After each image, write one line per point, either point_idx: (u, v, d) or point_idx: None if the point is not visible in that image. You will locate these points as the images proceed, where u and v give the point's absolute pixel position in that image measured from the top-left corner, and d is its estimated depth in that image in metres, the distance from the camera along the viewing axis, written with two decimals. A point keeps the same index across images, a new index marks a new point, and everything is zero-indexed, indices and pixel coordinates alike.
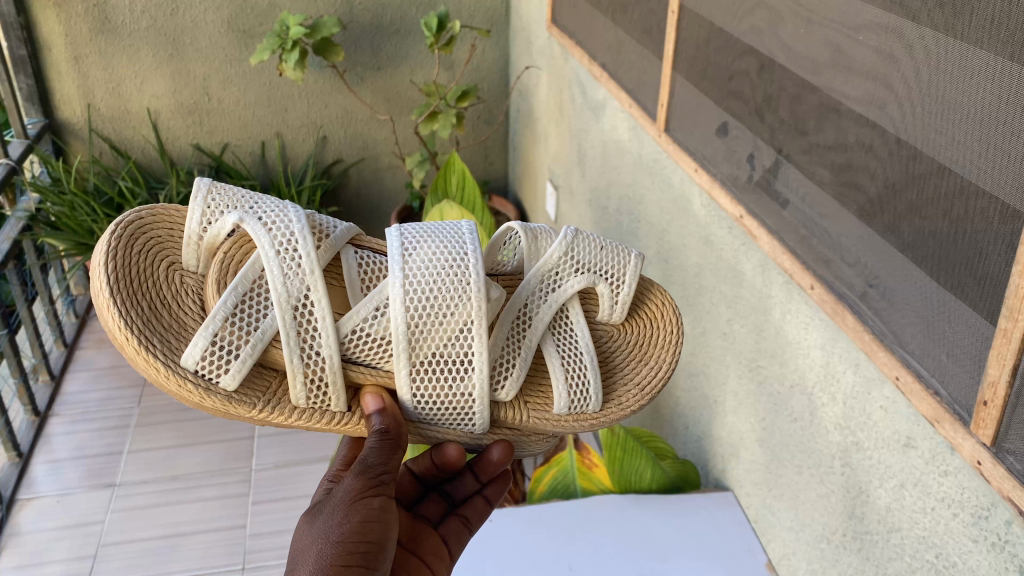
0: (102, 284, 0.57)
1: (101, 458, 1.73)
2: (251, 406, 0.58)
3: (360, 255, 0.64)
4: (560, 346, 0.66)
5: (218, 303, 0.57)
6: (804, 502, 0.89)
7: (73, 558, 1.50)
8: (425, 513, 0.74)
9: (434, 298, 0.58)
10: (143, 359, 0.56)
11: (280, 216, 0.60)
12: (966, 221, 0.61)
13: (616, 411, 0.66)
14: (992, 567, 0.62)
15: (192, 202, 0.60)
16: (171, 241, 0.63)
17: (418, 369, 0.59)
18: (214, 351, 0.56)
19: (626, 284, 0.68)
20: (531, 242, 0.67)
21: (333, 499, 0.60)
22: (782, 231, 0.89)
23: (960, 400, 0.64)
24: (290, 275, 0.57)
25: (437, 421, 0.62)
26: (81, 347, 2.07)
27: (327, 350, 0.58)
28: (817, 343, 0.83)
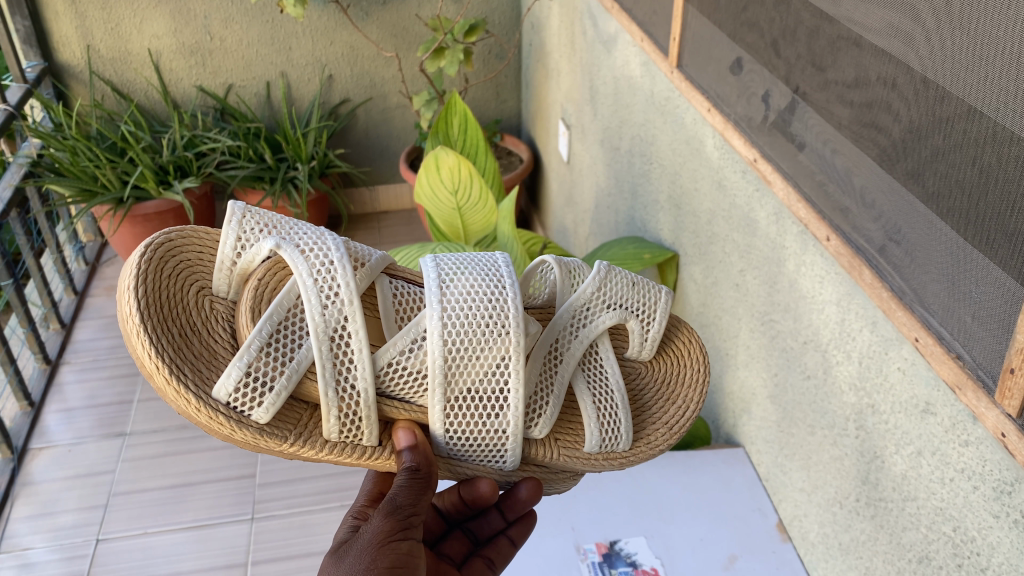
0: (131, 308, 0.56)
1: (112, 407, 1.73)
2: (282, 439, 0.57)
3: (395, 286, 0.64)
4: (590, 383, 0.66)
5: (255, 331, 0.56)
6: (816, 464, 0.85)
7: (85, 508, 1.50)
8: (449, 551, 0.76)
9: (471, 334, 0.58)
10: (174, 391, 0.54)
11: (318, 244, 0.59)
12: (997, 170, 0.55)
13: (644, 451, 0.66)
14: (1015, 546, 0.58)
15: (227, 225, 0.59)
16: (200, 264, 0.62)
17: (452, 405, 0.59)
18: (248, 383, 0.55)
19: (656, 320, 0.68)
20: (565, 276, 0.67)
21: (360, 542, 0.59)
22: (797, 177, 0.83)
23: (984, 365, 0.59)
24: (329, 306, 0.56)
25: (466, 456, 0.61)
26: (92, 294, 2.06)
27: (363, 384, 0.57)
28: (831, 298, 0.78)
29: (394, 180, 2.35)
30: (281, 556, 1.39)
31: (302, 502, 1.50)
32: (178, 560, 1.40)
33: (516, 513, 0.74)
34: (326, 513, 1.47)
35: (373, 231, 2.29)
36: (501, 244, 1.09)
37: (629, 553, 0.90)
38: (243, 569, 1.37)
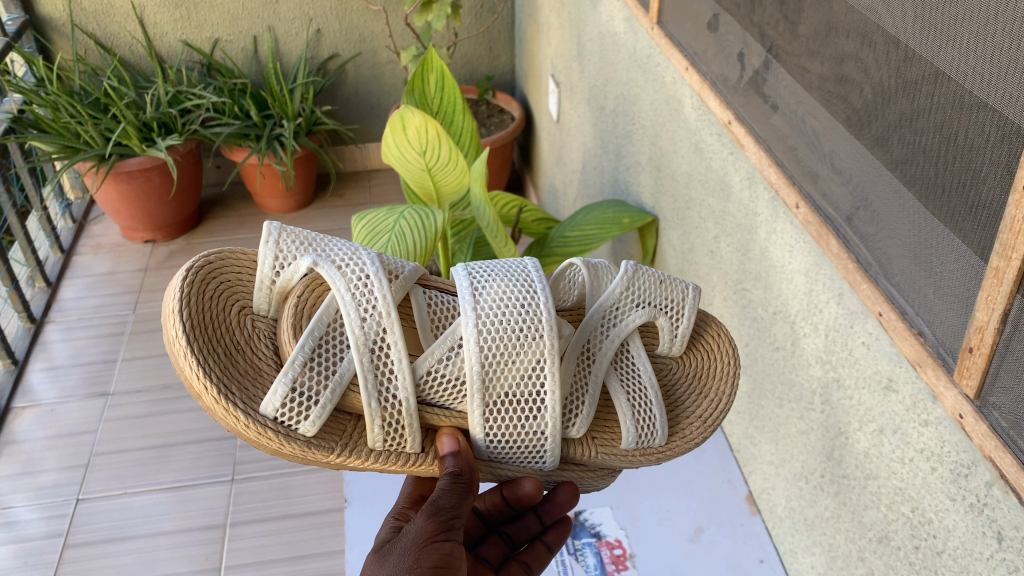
0: (177, 331, 0.53)
1: (95, 366, 1.72)
2: (329, 450, 0.54)
3: (428, 295, 0.61)
4: (624, 383, 0.62)
5: (296, 347, 0.53)
6: (784, 436, 0.82)
7: (66, 467, 1.50)
8: (486, 555, 0.71)
9: (506, 340, 0.55)
10: (223, 410, 0.52)
11: (353, 257, 0.56)
12: (962, 138, 0.51)
13: (679, 445, 0.62)
14: (970, 530, 0.55)
15: (265, 245, 0.56)
16: (240, 283, 0.60)
17: (491, 410, 0.56)
18: (294, 398, 0.53)
19: (686, 317, 0.64)
20: (592, 276, 0.63)
21: (403, 541, 0.57)
22: (770, 140, 0.79)
23: (945, 342, 0.56)
24: (367, 317, 0.54)
25: (508, 459, 0.58)
26: (79, 252, 2.05)
27: (404, 393, 0.54)
28: (801, 268, 0.75)
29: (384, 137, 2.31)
30: (260, 517, 1.39)
31: (283, 463, 1.49)
32: (157, 521, 1.39)
33: (555, 518, 0.70)
34: (306, 474, 1.47)
35: (363, 189, 2.26)
36: (476, 210, 1.05)
37: (594, 524, 0.91)
38: (221, 530, 1.38)
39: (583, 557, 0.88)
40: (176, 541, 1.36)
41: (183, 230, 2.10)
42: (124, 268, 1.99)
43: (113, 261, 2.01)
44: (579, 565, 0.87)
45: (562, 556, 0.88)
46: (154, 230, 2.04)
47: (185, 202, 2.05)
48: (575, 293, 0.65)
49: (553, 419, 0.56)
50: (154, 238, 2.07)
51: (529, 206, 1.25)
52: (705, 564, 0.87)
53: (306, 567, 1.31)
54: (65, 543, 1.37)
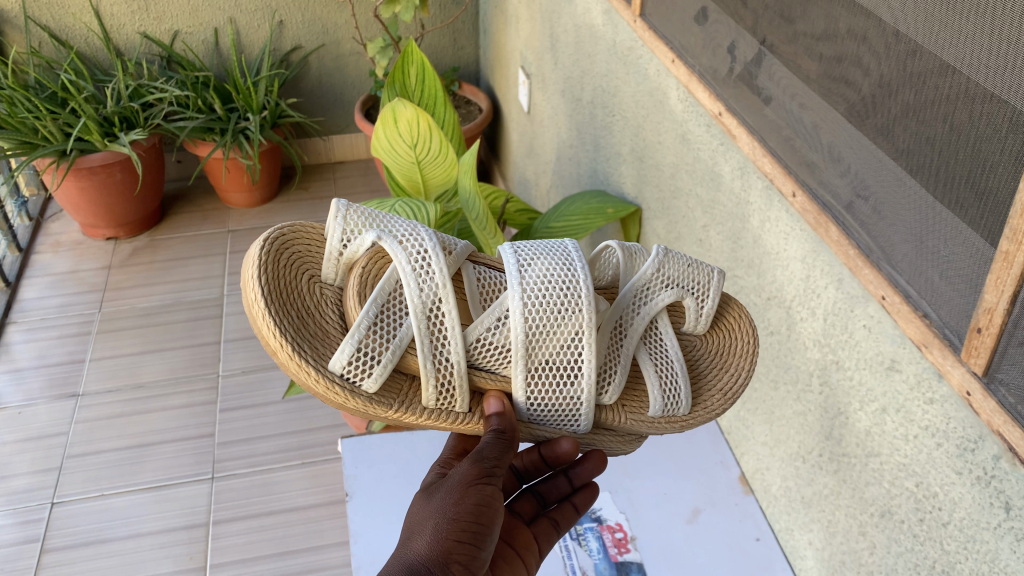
0: (256, 293, 0.56)
1: (62, 367, 1.68)
2: (388, 407, 0.57)
3: (477, 272, 0.61)
4: (653, 357, 0.63)
5: (362, 312, 0.56)
6: (779, 419, 0.85)
7: (38, 471, 1.47)
8: (519, 509, 0.71)
9: (549, 312, 0.57)
10: (295, 366, 0.54)
11: (412, 232, 0.58)
12: (969, 130, 0.54)
13: (701, 416, 0.64)
14: (976, 501, 0.58)
15: (334, 220, 0.58)
16: (310, 253, 0.61)
17: (533, 375, 0.58)
18: (359, 357, 0.55)
19: (712, 298, 0.65)
20: (625, 258, 0.65)
21: (448, 481, 0.60)
22: (762, 131, 0.81)
23: (951, 324, 0.59)
24: (425, 286, 0.56)
25: (546, 421, 0.60)
26: (37, 251, 2.00)
27: (456, 357, 0.57)
28: (797, 255, 0.78)
29: (348, 130, 2.29)
30: (243, 515, 1.38)
31: (263, 460, 1.48)
32: (136, 523, 1.38)
33: (585, 479, 0.71)
34: (288, 470, 1.46)
35: (328, 182, 2.24)
36: (465, 202, 1.06)
37: (594, 509, 0.90)
38: (205, 529, 1.36)
39: (585, 542, 0.87)
40: (158, 542, 1.35)
41: (146, 226, 2.06)
42: (86, 267, 1.95)
43: (74, 259, 1.97)
44: (583, 551, 0.86)
45: (564, 540, 0.87)
46: (116, 226, 2.00)
47: (149, 198, 2.01)
48: (608, 274, 0.67)
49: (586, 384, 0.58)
50: (116, 235, 2.02)
51: (514, 197, 1.27)
52: (708, 545, 0.87)
53: (294, 563, 1.30)
54: (42, 547, 1.34)
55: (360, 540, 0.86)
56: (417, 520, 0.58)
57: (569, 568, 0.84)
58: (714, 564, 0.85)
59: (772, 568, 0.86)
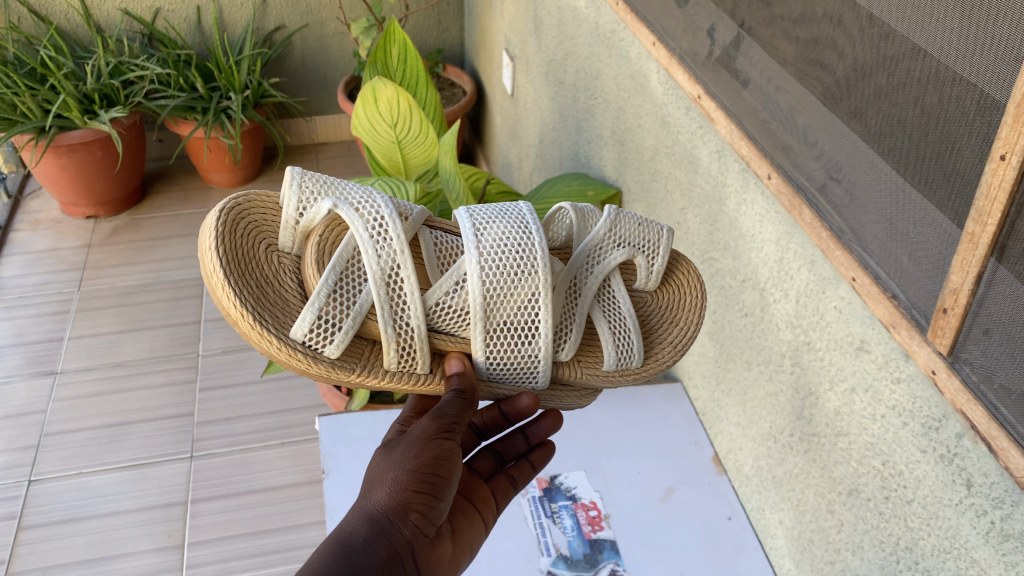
0: (215, 264, 0.57)
1: (40, 345, 1.67)
2: (351, 371, 0.59)
3: (434, 236, 0.64)
4: (606, 314, 0.65)
5: (321, 279, 0.57)
6: (752, 399, 0.86)
7: (16, 448, 1.46)
8: (478, 465, 0.73)
9: (505, 274, 0.59)
10: (257, 336, 0.56)
11: (368, 200, 0.60)
12: (938, 112, 0.54)
13: (653, 368, 0.66)
14: (940, 479, 0.59)
15: (289, 188, 0.60)
16: (266, 225, 0.63)
17: (492, 335, 0.60)
18: (321, 325, 0.57)
19: (660, 257, 0.68)
20: (579, 219, 0.66)
21: (408, 437, 0.61)
22: (740, 114, 0.82)
23: (919, 304, 0.59)
24: (383, 252, 0.58)
25: (506, 380, 0.62)
26: (16, 228, 1.98)
27: (415, 321, 0.58)
28: (771, 237, 0.78)
29: (331, 111, 2.28)
30: (222, 494, 1.38)
31: (243, 439, 1.48)
32: (114, 501, 1.37)
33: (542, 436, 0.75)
34: (268, 450, 1.46)
35: (311, 163, 2.23)
36: (445, 181, 1.06)
37: (569, 487, 0.92)
38: (183, 507, 1.37)
39: (560, 520, 0.88)
40: (137, 520, 1.35)
41: (127, 205, 2.05)
42: (65, 245, 1.93)
43: (54, 238, 1.95)
44: (557, 529, 0.87)
45: (538, 518, 0.88)
46: (96, 205, 1.99)
47: (129, 176, 2.00)
48: (563, 233, 0.68)
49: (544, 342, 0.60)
50: (95, 213, 2.01)
51: (495, 179, 1.27)
52: (680, 523, 0.88)
53: (273, 542, 1.31)
54: (19, 524, 1.34)
55: (336, 516, 0.87)
56: (378, 474, 0.60)
57: (542, 545, 0.86)
58: (686, 543, 0.87)
59: (743, 546, 0.87)
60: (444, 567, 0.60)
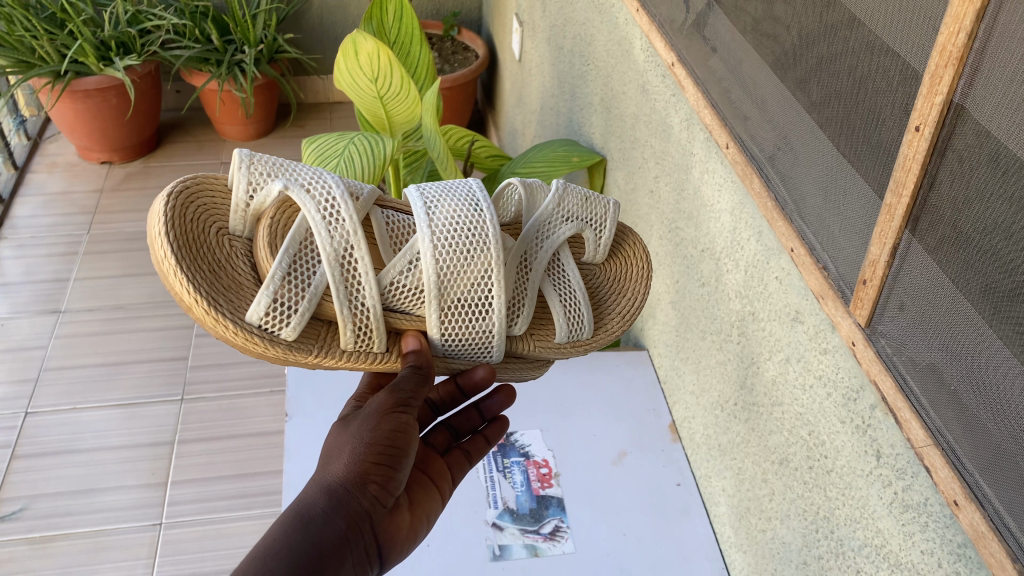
0: (165, 251, 0.55)
1: (47, 284, 1.72)
2: (308, 352, 0.58)
3: (386, 216, 0.62)
4: (557, 288, 0.65)
5: (275, 262, 0.56)
6: (704, 368, 0.87)
7: (15, 381, 1.51)
8: (433, 440, 0.71)
9: (457, 252, 0.58)
10: (213, 321, 0.55)
11: (318, 180, 0.58)
12: (869, 82, 0.54)
13: (603, 337, 0.67)
14: (854, 450, 0.60)
15: (238, 171, 0.57)
16: (217, 204, 0.61)
17: (446, 313, 0.59)
18: (276, 308, 0.55)
19: (609, 230, 0.68)
20: (527, 194, 0.66)
21: (365, 410, 0.61)
22: (707, 83, 0.82)
23: (846, 276, 0.59)
24: (336, 233, 0.56)
25: (460, 355, 0.61)
26: (33, 170, 2.03)
27: (371, 301, 0.57)
28: (727, 207, 0.79)
29: None
30: (207, 436, 1.42)
31: (232, 385, 1.52)
32: (104, 437, 1.42)
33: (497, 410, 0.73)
34: (256, 397, 1.50)
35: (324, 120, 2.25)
36: (427, 141, 1.07)
37: (523, 444, 0.94)
38: (170, 447, 1.41)
39: (510, 475, 0.91)
40: (123, 456, 1.39)
41: (141, 152, 2.09)
42: (79, 189, 1.97)
43: (68, 181, 2.00)
44: (506, 483, 0.90)
45: (490, 472, 0.91)
46: (111, 150, 2.02)
47: (143, 124, 2.03)
48: (512, 211, 0.67)
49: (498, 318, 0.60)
50: (110, 159, 2.05)
51: (481, 141, 1.28)
52: (628, 485, 0.90)
53: (253, 486, 1.35)
54: (13, 453, 1.39)
55: (293, 461, 0.90)
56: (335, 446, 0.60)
57: (490, 497, 0.88)
58: (633, 503, 0.88)
59: (688, 511, 0.88)
60: (402, 537, 0.60)
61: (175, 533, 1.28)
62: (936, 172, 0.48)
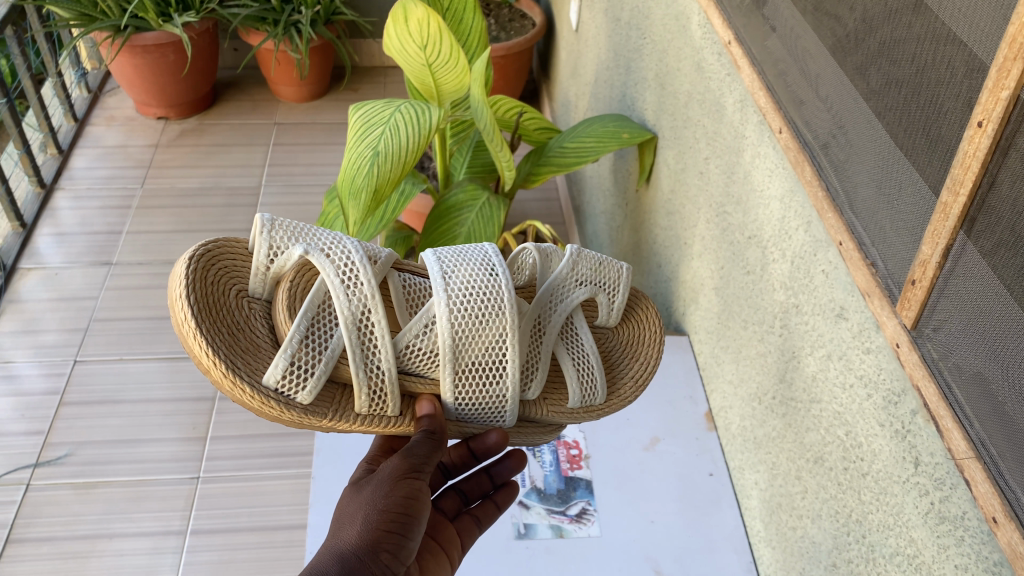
0: (185, 314, 0.55)
1: (100, 236, 1.75)
2: (323, 417, 0.57)
3: (404, 278, 0.62)
4: (571, 352, 0.64)
5: (294, 325, 0.56)
6: (745, 358, 0.85)
7: (66, 330, 1.55)
8: (443, 505, 0.72)
9: (473, 317, 0.57)
10: (230, 385, 0.54)
11: (338, 244, 0.58)
12: (932, 71, 0.51)
13: (616, 403, 0.66)
14: (893, 455, 0.58)
15: (259, 235, 0.57)
16: (238, 268, 0.61)
17: (460, 377, 0.58)
18: (292, 371, 0.55)
19: (621, 293, 0.68)
20: (541, 258, 0.65)
21: (378, 474, 0.61)
22: (763, 63, 0.78)
23: (894, 274, 0.57)
24: (354, 297, 0.56)
25: (473, 418, 0.61)
26: (92, 123, 2.07)
27: (387, 365, 0.57)
28: (777, 194, 0.76)
29: None
30: None
31: None
32: (149, 389, 1.45)
33: (506, 475, 0.75)
34: None
35: (377, 85, 2.25)
36: (475, 111, 1.06)
37: None
38: (211, 403, 1.43)
39: (540, 454, 0.91)
40: (166, 409, 1.42)
41: (196, 109, 2.11)
42: (135, 143, 2.01)
43: (125, 135, 2.03)
44: (536, 464, 0.90)
45: None
46: (167, 107, 2.05)
47: (199, 82, 2.04)
48: (526, 275, 0.66)
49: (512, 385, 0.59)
50: (166, 114, 2.08)
51: (529, 113, 1.27)
52: (658, 472, 0.89)
53: (290, 445, 1.37)
54: (61, 400, 1.43)
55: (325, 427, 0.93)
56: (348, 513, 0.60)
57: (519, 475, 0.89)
58: (663, 490, 0.87)
59: (719, 502, 0.87)
60: None
61: (212, 487, 1.31)
62: (998, 172, 0.45)
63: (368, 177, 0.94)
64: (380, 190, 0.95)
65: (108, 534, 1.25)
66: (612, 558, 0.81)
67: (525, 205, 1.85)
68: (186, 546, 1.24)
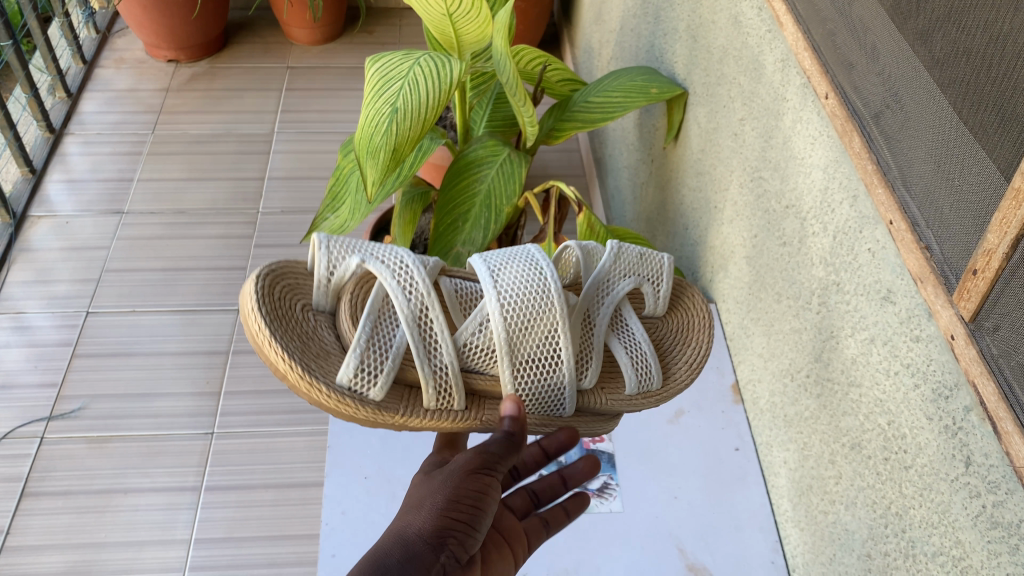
0: (259, 323, 0.59)
1: (111, 183, 1.72)
2: (397, 414, 0.60)
3: (454, 284, 0.68)
4: (622, 341, 0.69)
5: (358, 330, 0.61)
6: (777, 333, 0.81)
7: (78, 280, 1.53)
8: (513, 503, 0.69)
9: (524, 312, 0.62)
10: (307, 385, 0.58)
11: (390, 254, 0.63)
12: (1007, 41, 0.46)
13: (675, 387, 0.69)
14: (940, 452, 0.55)
15: (317, 252, 0.62)
16: (299, 286, 0.67)
17: (519, 370, 0.63)
18: (363, 370, 0.59)
19: (664, 281, 0.74)
20: (583, 254, 0.71)
21: (448, 467, 0.59)
22: (809, 21, 0.73)
23: (951, 261, 0.53)
24: (410, 296, 0.61)
25: (535, 409, 0.65)
26: (101, 66, 2.01)
27: (448, 360, 0.61)
28: (820, 163, 0.71)
29: None
30: None
31: None
32: (163, 342, 1.43)
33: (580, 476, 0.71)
34: None
35: (393, 28, 2.19)
36: (496, 64, 1.01)
37: None
38: (225, 357, 1.42)
39: None
40: (180, 363, 1.41)
41: (207, 52, 2.05)
42: (145, 87, 1.96)
43: (134, 78, 1.98)
44: None
45: None
46: (177, 50, 1.99)
47: (210, 24, 1.99)
48: (570, 272, 0.73)
49: (562, 368, 0.64)
50: (177, 58, 2.02)
51: (552, 65, 1.21)
52: (681, 446, 0.87)
53: (305, 401, 1.36)
54: (74, 352, 1.41)
55: None
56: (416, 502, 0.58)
57: None
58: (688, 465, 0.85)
59: (745, 478, 0.84)
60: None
61: (227, 443, 1.30)
62: None
63: (386, 136, 0.90)
64: (398, 149, 0.91)
65: (124, 489, 1.24)
66: (634, 536, 0.79)
67: (544, 156, 1.80)
68: (202, 502, 1.23)
